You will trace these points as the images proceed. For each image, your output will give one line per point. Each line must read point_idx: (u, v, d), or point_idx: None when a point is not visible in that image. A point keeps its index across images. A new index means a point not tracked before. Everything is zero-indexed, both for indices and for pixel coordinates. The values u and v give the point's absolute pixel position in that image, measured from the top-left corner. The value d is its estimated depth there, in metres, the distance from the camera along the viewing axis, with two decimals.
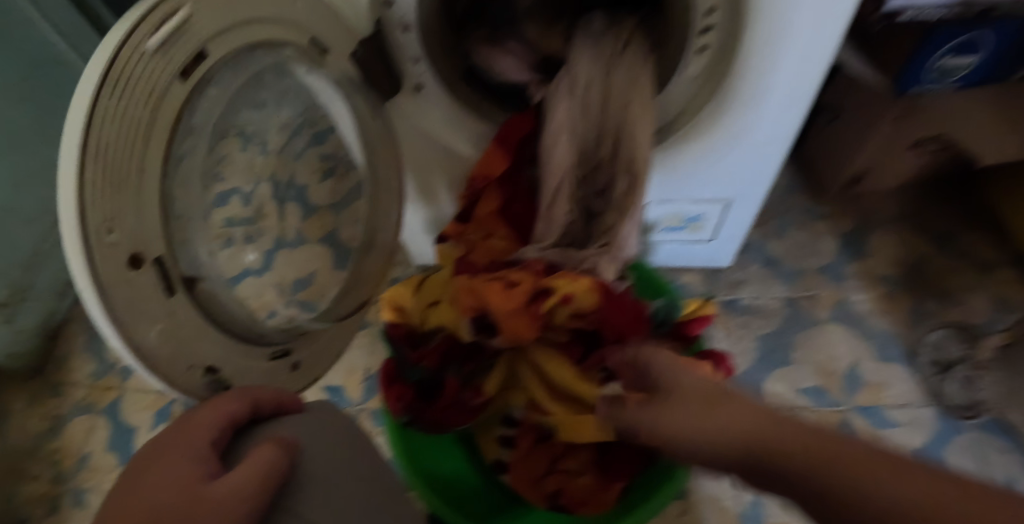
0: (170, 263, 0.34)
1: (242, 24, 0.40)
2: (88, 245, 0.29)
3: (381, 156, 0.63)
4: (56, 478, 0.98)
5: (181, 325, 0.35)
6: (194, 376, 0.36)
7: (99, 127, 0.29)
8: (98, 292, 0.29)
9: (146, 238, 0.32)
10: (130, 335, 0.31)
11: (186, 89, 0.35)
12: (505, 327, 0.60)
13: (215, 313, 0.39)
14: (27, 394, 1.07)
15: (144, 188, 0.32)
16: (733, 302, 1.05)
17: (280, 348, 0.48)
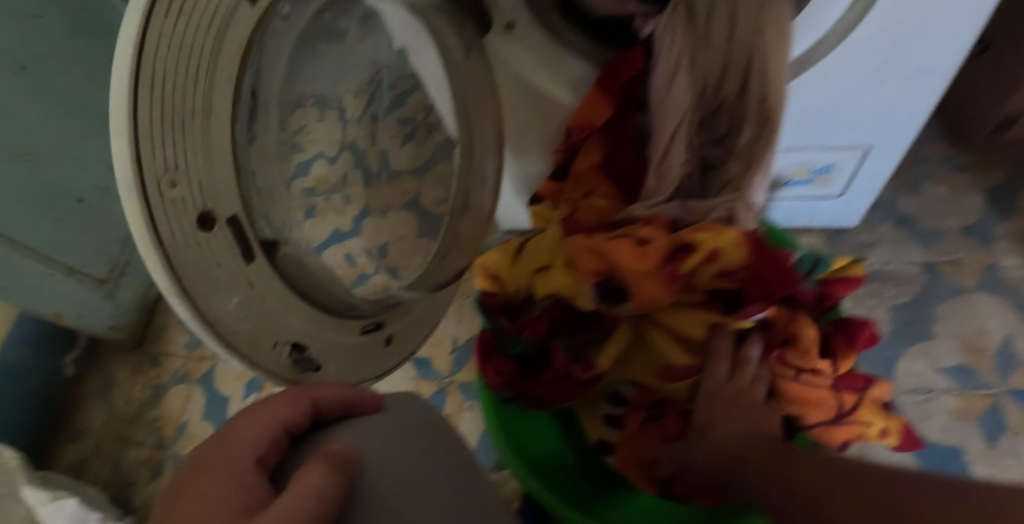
0: (248, 223, 0.29)
1: None
2: (146, 201, 0.23)
3: (472, 107, 0.57)
4: (158, 444, 1.02)
5: (263, 298, 0.30)
6: (280, 354, 0.31)
7: (153, 54, 0.23)
8: (163, 259, 0.24)
9: (217, 194, 0.27)
10: (204, 310, 0.26)
11: (257, 15, 0.29)
12: (636, 290, 0.55)
13: (302, 283, 0.34)
14: (131, 364, 1.12)
15: (212, 136, 0.27)
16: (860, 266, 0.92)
17: (370, 322, 0.42)
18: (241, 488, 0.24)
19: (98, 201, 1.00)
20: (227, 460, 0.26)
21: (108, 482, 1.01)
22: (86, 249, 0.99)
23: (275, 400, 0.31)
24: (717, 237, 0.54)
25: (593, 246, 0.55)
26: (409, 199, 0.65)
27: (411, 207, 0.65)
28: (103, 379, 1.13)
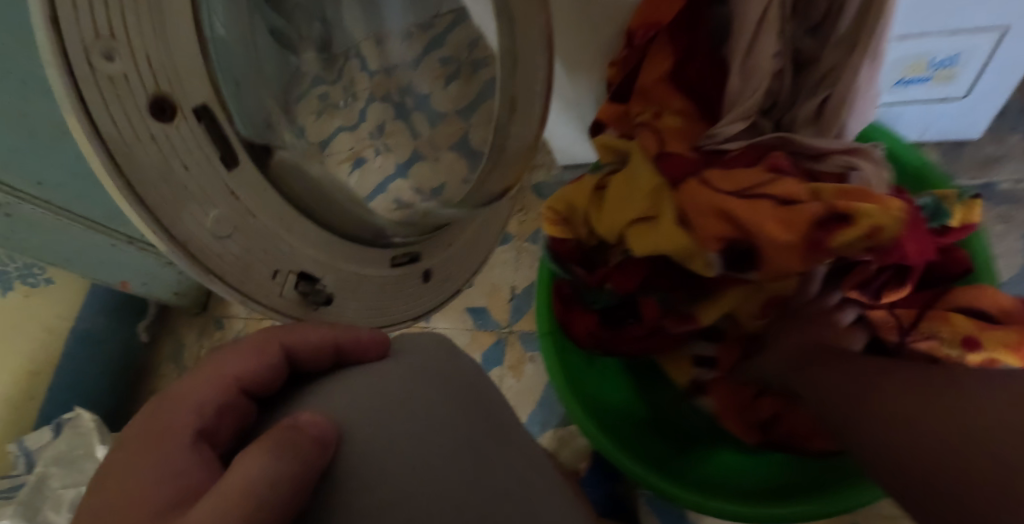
0: (223, 125, 0.30)
1: None
2: (78, 91, 0.22)
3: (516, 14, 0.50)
4: None
5: (241, 204, 0.30)
6: (276, 282, 0.33)
7: None
8: (111, 161, 0.24)
9: (167, 86, 0.26)
10: (171, 219, 0.27)
11: None
12: (773, 261, 0.49)
13: (299, 197, 0.35)
14: (198, 328, 1.16)
15: (156, 22, 0.25)
16: (983, 186, 0.77)
17: (404, 253, 0.44)
18: (172, 474, 0.25)
19: None
20: (173, 430, 0.27)
21: None
22: None
23: (240, 350, 0.32)
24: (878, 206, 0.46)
25: (723, 208, 0.49)
26: (458, 139, 0.61)
27: (461, 148, 0.61)
28: (175, 343, 1.17)
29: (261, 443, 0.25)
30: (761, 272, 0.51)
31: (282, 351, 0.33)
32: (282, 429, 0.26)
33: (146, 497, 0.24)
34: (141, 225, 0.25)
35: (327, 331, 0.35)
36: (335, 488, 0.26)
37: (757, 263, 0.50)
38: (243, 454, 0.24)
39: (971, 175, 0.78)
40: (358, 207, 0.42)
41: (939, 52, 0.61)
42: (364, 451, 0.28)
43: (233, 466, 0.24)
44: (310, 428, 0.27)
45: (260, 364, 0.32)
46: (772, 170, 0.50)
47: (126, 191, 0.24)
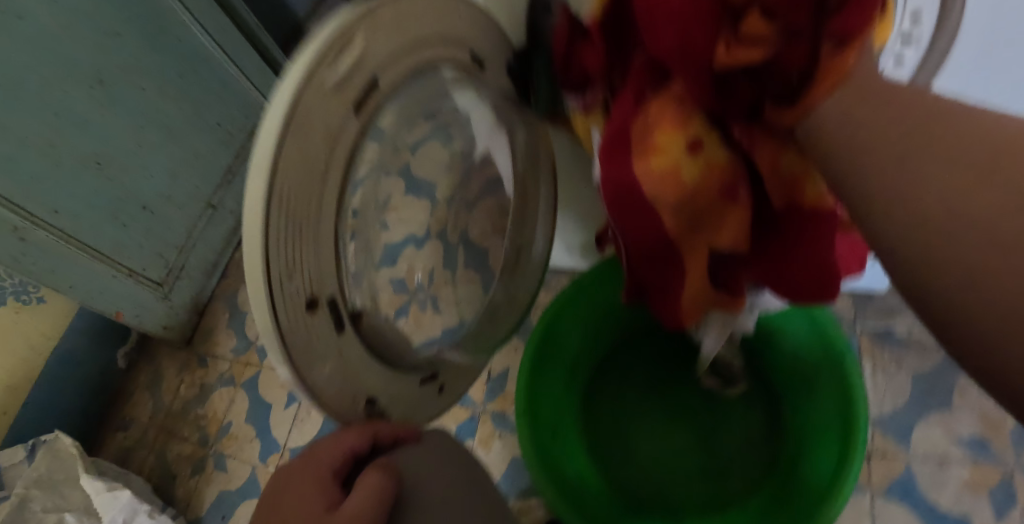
0: (341, 302, 0.35)
1: (409, 47, 0.37)
2: (273, 291, 0.29)
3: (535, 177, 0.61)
4: (202, 441, 1.09)
5: (349, 364, 0.35)
6: (357, 405, 0.37)
7: (281, 174, 0.28)
8: (279, 340, 0.29)
9: (322, 281, 0.32)
10: (306, 377, 0.31)
11: (358, 124, 0.34)
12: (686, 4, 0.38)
13: (377, 344, 0.41)
14: (179, 363, 1.20)
15: (323, 232, 0.32)
16: (884, 330, 0.91)
17: (429, 373, 0.48)
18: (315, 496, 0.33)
19: (161, 208, 1.09)
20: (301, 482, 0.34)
21: (153, 472, 1.09)
22: (147, 252, 1.09)
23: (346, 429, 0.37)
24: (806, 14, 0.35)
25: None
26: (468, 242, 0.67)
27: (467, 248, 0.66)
28: (153, 372, 1.21)
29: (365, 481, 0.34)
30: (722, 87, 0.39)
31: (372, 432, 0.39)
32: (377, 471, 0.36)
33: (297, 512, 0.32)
34: (284, 376, 0.30)
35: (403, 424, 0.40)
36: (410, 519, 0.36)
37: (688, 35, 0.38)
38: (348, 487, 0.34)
39: (874, 321, 0.92)
40: (405, 338, 0.47)
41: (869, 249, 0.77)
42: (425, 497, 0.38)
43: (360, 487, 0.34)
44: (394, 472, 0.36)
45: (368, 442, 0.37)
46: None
47: (281, 353, 0.29)
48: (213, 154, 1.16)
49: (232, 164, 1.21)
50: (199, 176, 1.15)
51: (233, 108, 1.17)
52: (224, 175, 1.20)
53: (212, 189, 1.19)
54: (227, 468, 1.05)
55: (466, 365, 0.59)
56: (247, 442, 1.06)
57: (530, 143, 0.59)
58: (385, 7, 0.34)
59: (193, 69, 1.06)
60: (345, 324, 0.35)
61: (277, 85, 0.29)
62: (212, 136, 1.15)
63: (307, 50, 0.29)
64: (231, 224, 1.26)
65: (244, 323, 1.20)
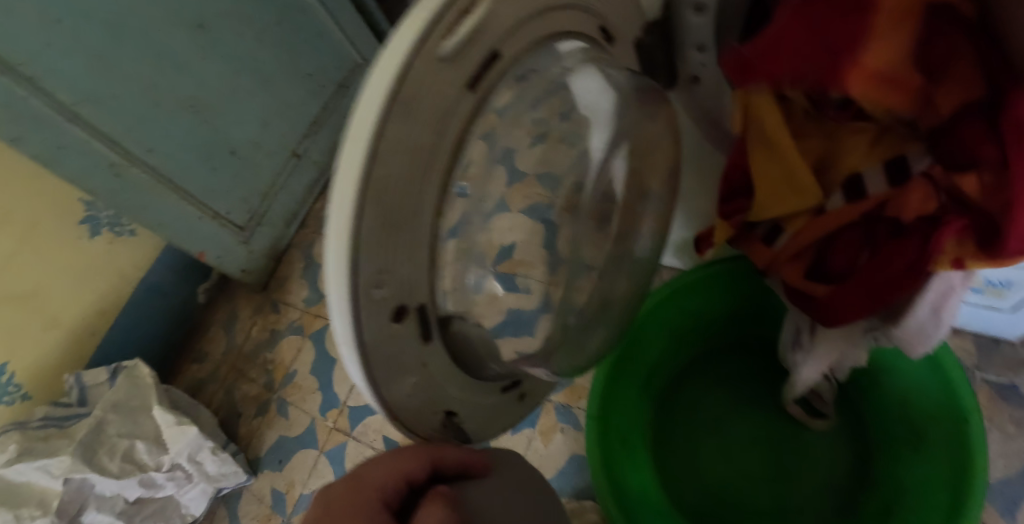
0: (431, 308, 0.31)
1: (538, 14, 0.32)
2: (356, 300, 0.25)
3: (637, 169, 0.55)
4: (268, 385, 1.13)
5: (431, 376, 0.32)
6: (434, 419, 0.35)
7: (380, 160, 0.24)
8: (362, 353, 0.26)
9: (413, 285, 0.29)
10: (382, 391, 0.28)
11: (472, 103, 0.29)
12: None
13: (463, 354, 0.37)
14: (253, 305, 1.24)
15: (419, 226, 0.28)
16: (1009, 385, 0.80)
17: (509, 380, 0.45)
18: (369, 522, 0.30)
19: (249, 154, 1.10)
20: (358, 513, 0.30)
21: (221, 407, 1.14)
22: (233, 197, 1.10)
23: (398, 456, 0.34)
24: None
25: None
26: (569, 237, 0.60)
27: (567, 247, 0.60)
28: (229, 311, 1.26)
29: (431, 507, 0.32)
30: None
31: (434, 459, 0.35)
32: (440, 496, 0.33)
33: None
34: (362, 389, 0.28)
35: (462, 451, 0.38)
36: None
37: None
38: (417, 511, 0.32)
39: (1000, 372, 0.81)
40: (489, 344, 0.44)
41: (1016, 293, 0.65)
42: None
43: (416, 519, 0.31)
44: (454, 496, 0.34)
45: (425, 466, 0.35)
46: None
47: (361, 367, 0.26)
48: (302, 104, 1.16)
49: (319, 116, 1.21)
50: (287, 126, 1.15)
51: (325, 58, 1.16)
52: (310, 126, 1.20)
53: (297, 139, 1.19)
54: (289, 415, 1.08)
55: (547, 381, 0.53)
56: (309, 394, 1.08)
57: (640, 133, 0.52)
58: None
59: (289, 16, 1.05)
60: (433, 333, 0.33)
61: (384, 51, 0.25)
62: (302, 85, 1.15)
63: (423, 11, 0.25)
64: (313, 176, 1.27)
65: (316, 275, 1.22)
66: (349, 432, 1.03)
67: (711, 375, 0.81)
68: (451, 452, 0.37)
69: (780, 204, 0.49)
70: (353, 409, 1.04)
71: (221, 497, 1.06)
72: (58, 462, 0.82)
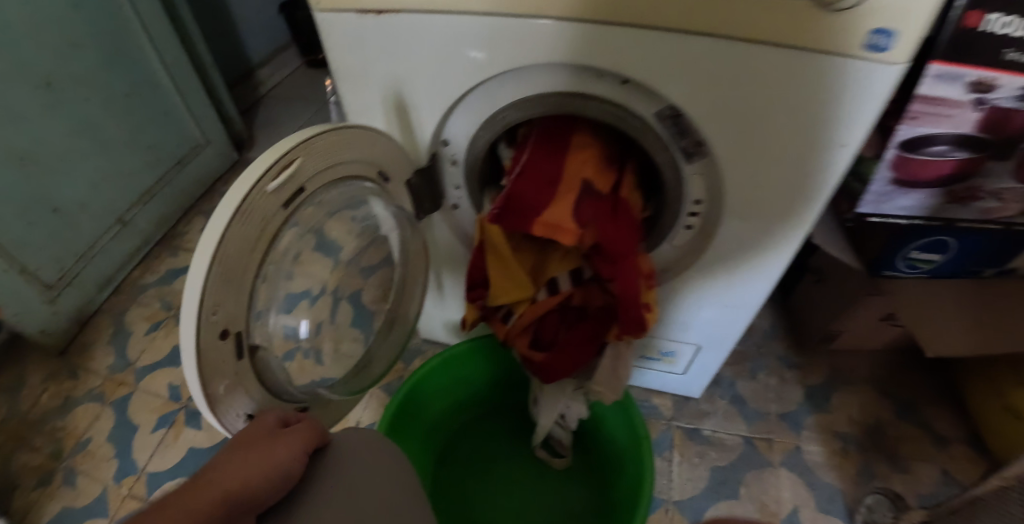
0: (245, 336, 0.47)
1: (334, 164, 0.53)
2: (199, 320, 0.42)
3: (414, 259, 0.77)
4: (54, 454, 1.07)
5: (240, 382, 0.48)
6: (236, 420, 0.50)
7: (224, 242, 0.42)
8: (196, 353, 0.42)
9: (235, 318, 0.45)
10: (207, 384, 0.44)
11: (286, 214, 0.48)
12: (555, 143, 0.68)
13: (266, 377, 0.53)
14: (44, 372, 1.18)
15: (242, 284, 0.45)
16: (693, 429, 1.14)
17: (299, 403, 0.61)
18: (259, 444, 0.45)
19: (72, 213, 1.12)
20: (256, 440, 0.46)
21: None
22: (46, 254, 1.09)
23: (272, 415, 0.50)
24: (581, 156, 0.67)
25: (546, 135, 0.69)
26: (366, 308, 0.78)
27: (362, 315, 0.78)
28: (13, 378, 1.17)
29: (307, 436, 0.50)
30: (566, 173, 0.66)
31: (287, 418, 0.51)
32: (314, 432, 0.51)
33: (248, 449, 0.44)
34: (190, 379, 0.43)
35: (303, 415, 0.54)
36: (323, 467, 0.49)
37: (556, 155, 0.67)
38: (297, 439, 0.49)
39: (689, 420, 1.15)
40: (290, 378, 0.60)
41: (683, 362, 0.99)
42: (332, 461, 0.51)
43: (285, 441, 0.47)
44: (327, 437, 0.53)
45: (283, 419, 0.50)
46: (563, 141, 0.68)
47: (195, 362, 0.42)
48: (139, 172, 1.23)
49: (153, 187, 1.27)
50: (118, 192, 1.20)
51: (167, 134, 1.27)
52: (142, 195, 1.26)
53: (127, 205, 1.23)
54: (77, 485, 1.04)
55: (334, 407, 0.69)
56: (105, 460, 1.06)
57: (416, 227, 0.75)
58: (321, 138, 0.50)
59: (138, 90, 1.17)
60: (244, 355, 0.49)
61: (234, 184, 0.44)
62: (141, 155, 1.23)
63: (260, 166, 0.44)
64: (139, 241, 1.29)
65: (127, 341, 1.22)
66: (146, 498, 1.02)
67: (480, 431, 1.03)
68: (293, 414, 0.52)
69: (507, 292, 0.73)
70: (153, 474, 1.05)
71: None
72: None
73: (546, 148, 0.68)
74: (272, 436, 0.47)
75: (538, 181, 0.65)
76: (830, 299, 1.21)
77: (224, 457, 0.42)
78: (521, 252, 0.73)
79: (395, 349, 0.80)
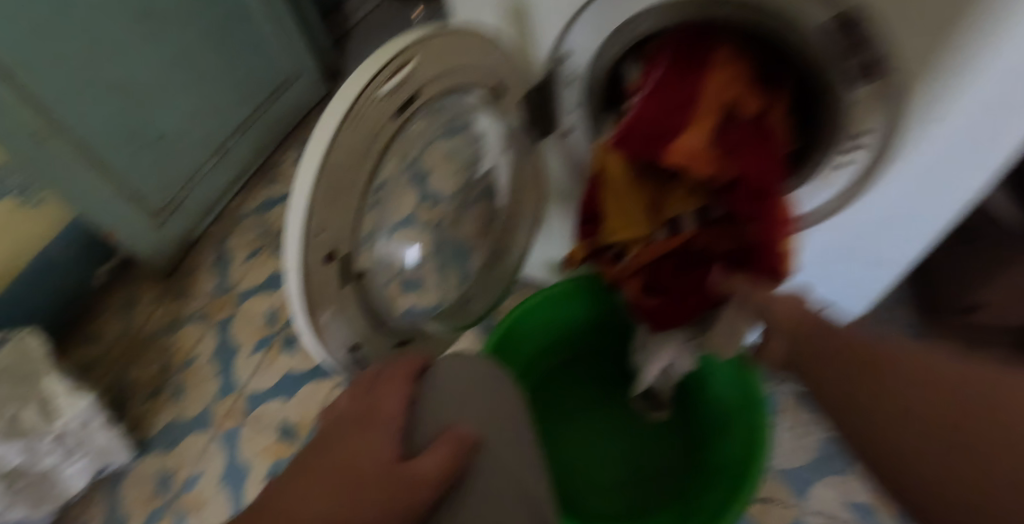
0: (351, 261, 0.45)
1: (453, 70, 0.47)
2: (307, 238, 0.39)
3: (525, 198, 0.68)
4: (165, 369, 1.15)
5: (345, 311, 0.46)
6: (341, 351, 0.47)
7: (334, 151, 0.39)
8: (303, 275, 0.40)
9: (342, 240, 0.43)
10: (313, 311, 0.42)
11: (397, 123, 0.44)
12: (691, 51, 0.56)
13: (370, 307, 0.51)
14: (155, 292, 1.25)
15: (351, 200, 0.43)
16: (803, 396, 1.02)
17: (401, 338, 0.58)
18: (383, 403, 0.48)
19: (175, 141, 1.13)
20: (371, 439, 0.44)
21: (110, 390, 1.13)
22: (151, 180, 1.12)
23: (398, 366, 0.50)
24: (722, 68, 0.55)
25: (679, 40, 0.57)
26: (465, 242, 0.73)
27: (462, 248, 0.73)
28: (129, 294, 1.25)
29: (435, 453, 0.42)
30: (705, 90, 0.55)
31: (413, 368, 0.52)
32: (454, 438, 0.44)
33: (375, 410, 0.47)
34: (293, 299, 0.41)
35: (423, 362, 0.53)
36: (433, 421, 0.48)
37: (692, 67, 0.56)
38: (417, 462, 0.42)
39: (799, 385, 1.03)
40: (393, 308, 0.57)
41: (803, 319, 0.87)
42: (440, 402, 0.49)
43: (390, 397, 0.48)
44: (468, 442, 0.44)
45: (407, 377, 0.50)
46: (700, 49, 0.56)
47: (299, 284, 0.40)
48: (234, 101, 1.22)
49: (250, 116, 1.27)
50: (216, 122, 1.20)
51: (261, 62, 1.24)
52: (240, 125, 1.26)
53: (226, 134, 1.23)
54: (184, 399, 1.11)
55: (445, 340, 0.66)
56: (209, 378, 1.12)
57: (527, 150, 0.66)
58: (437, 38, 0.44)
59: (232, 15, 1.14)
60: (348, 280, 0.46)
61: (344, 87, 0.40)
62: (236, 85, 1.21)
63: (370, 67, 0.41)
64: (238, 171, 1.30)
65: (228, 266, 1.25)
66: (244, 417, 1.08)
67: (572, 376, 0.97)
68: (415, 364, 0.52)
69: (622, 231, 0.65)
70: (251, 394, 1.09)
71: (102, 478, 1.06)
72: None
73: (680, 58, 0.56)
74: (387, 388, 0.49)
75: (668, 102, 0.56)
76: (978, 263, 1.01)
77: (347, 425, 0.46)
78: (640, 185, 0.64)
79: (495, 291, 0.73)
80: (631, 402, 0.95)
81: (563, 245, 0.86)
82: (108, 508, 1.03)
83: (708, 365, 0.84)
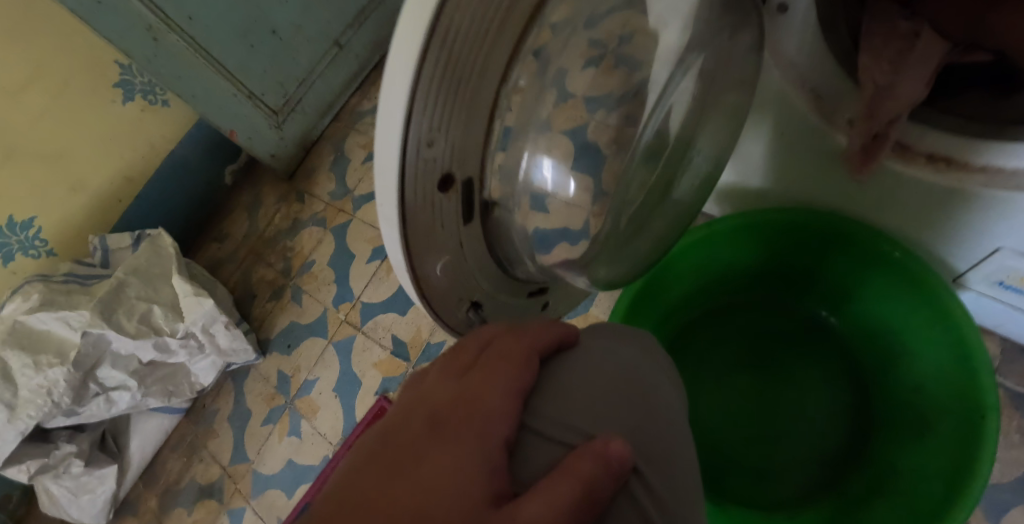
0: (471, 186, 0.38)
1: None
2: (407, 155, 0.31)
3: (712, 94, 0.54)
4: (285, 272, 1.15)
5: (462, 257, 0.40)
6: (458, 309, 0.42)
7: (456, 8, 0.29)
8: (402, 212, 0.33)
9: (457, 162, 0.35)
10: (415, 267, 0.36)
11: None
12: None
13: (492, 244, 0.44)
14: (278, 193, 1.24)
15: (480, 93, 0.34)
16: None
17: (535, 286, 0.53)
18: (491, 377, 0.31)
19: (289, 36, 1.06)
20: (458, 455, 0.26)
21: (238, 287, 1.17)
22: (268, 79, 1.06)
23: (523, 334, 0.35)
24: None
25: None
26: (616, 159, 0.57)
27: None
28: (255, 194, 1.25)
29: (549, 490, 0.25)
30: None
31: (539, 342, 0.35)
32: (590, 462, 0.26)
33: (479, 387, 0.30)
34: (394, 243, 0.34)
35: (554, 331, 0.37)
36: (564, 431, 0.31)
37: None
38: (530, 507, 0.24)
39: (1020, 379, 0.79)
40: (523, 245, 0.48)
41: None
42: (576, 398, 0.33)
43: (501, 374, 0.31)
44: (609, 468, 0.27)
45: (530, 351, 0.34)
46: None
47: (398, 223, 0.33)
48: None
49: (367, 5, 1.16)
50: (332, 12, 1.10)
51: None
52: (356, 15, 1.15)
53: (342, 27, 1.13)
54: (303, 303, 1.11)
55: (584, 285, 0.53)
56: (325, 285, 1.11)
57: (716, 35, 0.48)
58: None
59: None
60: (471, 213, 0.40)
61: None
62: None
63: None
64: (355, 67, 1.22)
65: (344, 171, 1.20)
66: (359, 327, 1.05)
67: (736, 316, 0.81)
68: (543, 335, 0.36)
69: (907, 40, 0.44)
70: (365, 306, 1.06)
71: (231, 372, 1.12)
72: (79, 315, 0.86)
73: None
74: (490, 361, 0.33)
75: None
76: None
77: (426, 405, 0.30)
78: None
79: (664, 223, 0.64)
80: (807, 363, 0.77)
81: (733, 172, 0.71)
82: (235, 400, 1.09)
83: (925, 337, 0.64)
